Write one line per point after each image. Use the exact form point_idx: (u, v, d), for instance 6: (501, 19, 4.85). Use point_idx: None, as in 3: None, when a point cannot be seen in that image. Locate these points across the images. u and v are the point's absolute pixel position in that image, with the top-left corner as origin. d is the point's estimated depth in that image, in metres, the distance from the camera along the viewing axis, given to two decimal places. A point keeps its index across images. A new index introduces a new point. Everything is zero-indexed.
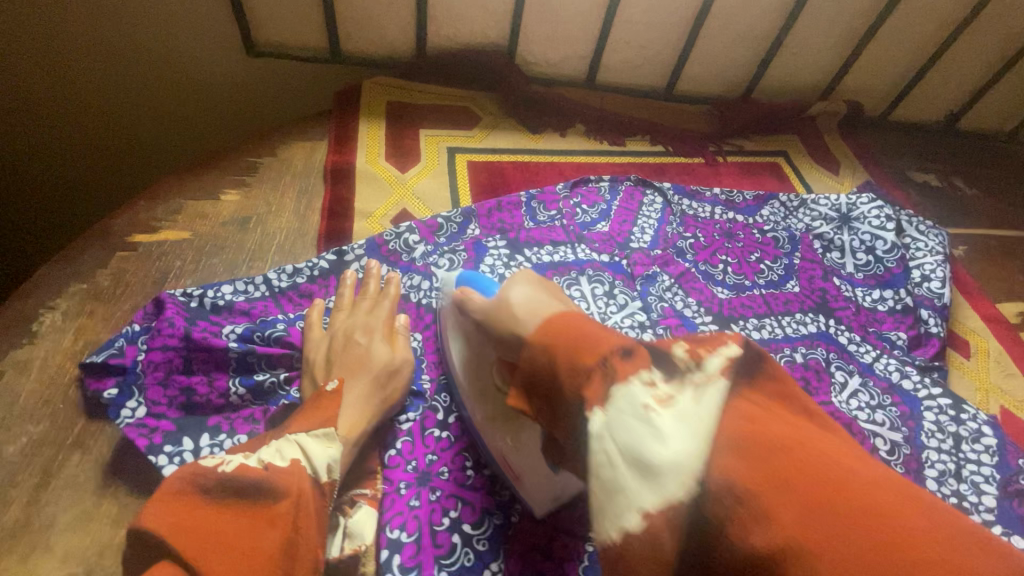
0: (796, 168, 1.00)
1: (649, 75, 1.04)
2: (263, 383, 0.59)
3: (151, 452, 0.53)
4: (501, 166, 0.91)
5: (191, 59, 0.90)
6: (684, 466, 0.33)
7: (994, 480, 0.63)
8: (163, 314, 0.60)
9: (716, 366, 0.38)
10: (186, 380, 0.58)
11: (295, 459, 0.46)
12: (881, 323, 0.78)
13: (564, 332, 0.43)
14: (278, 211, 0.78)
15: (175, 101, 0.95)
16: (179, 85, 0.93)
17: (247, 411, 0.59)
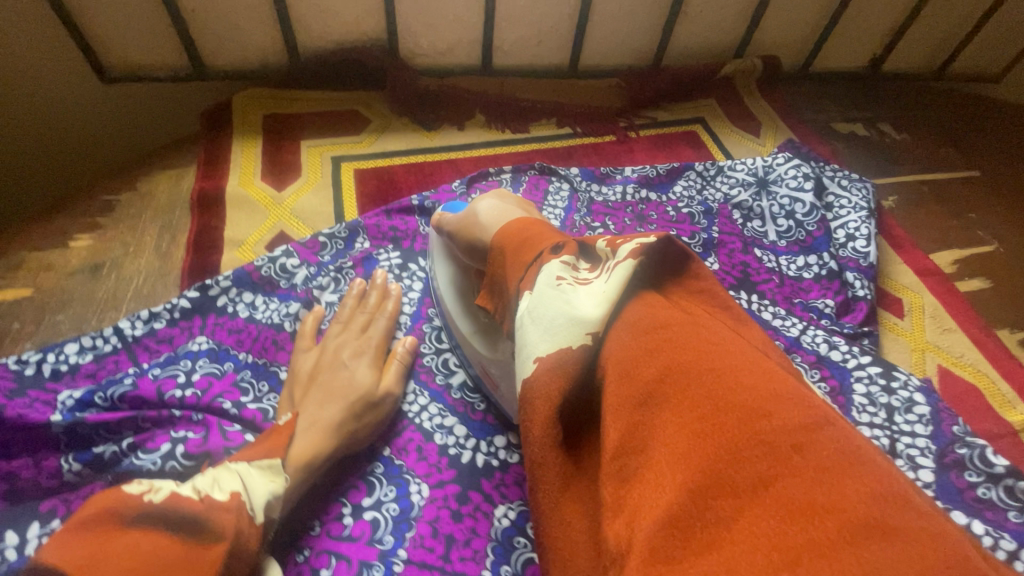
0: (714, 134, 0.94)
1: (549, 53, 0.97)
2: (101, 455, 0.52)
3: None
4: (392, 170, 0.84)
5: (33, 92, 0.81)
6: (580, 323, 0.37)
7: (930, 452, 0.58)
8: None
9: (626, 251, 0.40)
10: (7, 467, 0.50)
11: (236, 494, 0.41)
12: (808, 292, 0.73)
13: (524, 233, 0.48)
14: (136, 251, 0.70)
15: (24, 140, 0.85)
16: (24, 121, 0.83)
17: (86, 489, 0.51)
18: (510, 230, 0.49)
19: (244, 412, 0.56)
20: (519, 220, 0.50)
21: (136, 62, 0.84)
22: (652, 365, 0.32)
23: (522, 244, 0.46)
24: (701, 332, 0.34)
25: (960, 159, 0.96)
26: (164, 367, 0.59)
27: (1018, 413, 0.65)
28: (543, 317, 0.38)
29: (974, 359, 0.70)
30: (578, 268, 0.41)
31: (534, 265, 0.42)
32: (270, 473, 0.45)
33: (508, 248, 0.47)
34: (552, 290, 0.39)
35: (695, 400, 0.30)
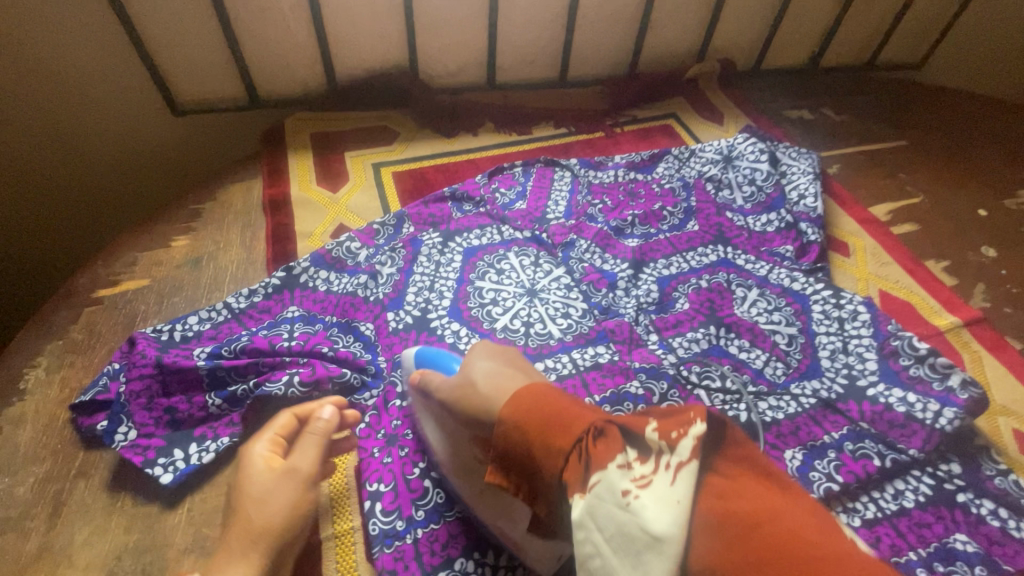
0: (686, 125, 1.13)
1: (542, 68, 1.15)
2: (236, 391, 0.66)
3: (147, 465, 0.61)
4: (423, 171, 1.00)
5: (125, 120, 0.99)
6: (663, 550, 0.38)
7: (873, 348, 0.75)
8: (136, 349, 0.68)
9: (687, 448, 0.43)
10: (167, 402, 0.65)
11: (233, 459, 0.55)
12: (772, 242, 0.90)
13: (549, 405, 0.45)
14: (225, 246, 0.86)
15: (115, 161, 1.03)
16: (116, 143, 1.01)
17: (227, 417, 0.66)
18: (521, 403, 0.46)
19: (340, 354, 0.71)
20: (526, 390, 0.48)
21: (203, 97, 1.01)
22: (741, 547, 0.36)
23: (548, 424, 0.44)
24: (760, 503, 0.38)
25: (890, 131, 1.16)
26: (269, 329, 0.74)
27: (944, 318, 0.82)
28: (630, 548, 0.39)
29: (907, 283, 0.87)
30: (633, 464, 0.43)
31: (587, 470, 0.42)
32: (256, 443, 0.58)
33: (536, 425, 0.44)
34: (625, 512, 0.40)
35: (784, 558, 0.34)
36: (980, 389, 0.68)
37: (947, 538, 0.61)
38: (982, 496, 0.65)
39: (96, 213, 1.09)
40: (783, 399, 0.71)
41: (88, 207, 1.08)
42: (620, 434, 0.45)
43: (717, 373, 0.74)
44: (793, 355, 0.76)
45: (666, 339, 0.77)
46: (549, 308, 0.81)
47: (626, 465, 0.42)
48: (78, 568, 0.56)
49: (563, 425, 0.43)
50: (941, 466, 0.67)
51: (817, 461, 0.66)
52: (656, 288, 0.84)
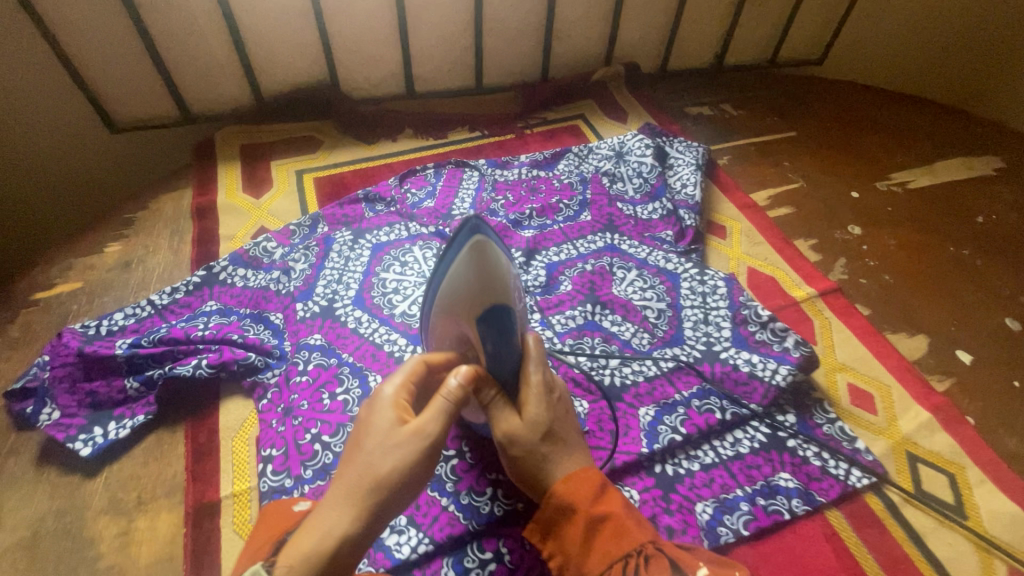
0: (592, 125, 1.22)
1: (458, 77, 1.24)
2: (150, 375, 0.74)
3: (68, 440, 0.70)
4: (343, 176, 1.09)
5: (58, 137, 1.05)
6: None
7: (728, 317, 0.84)
8: (62, 341, 0.76)
9: None
10: (88, 386, 0.74)
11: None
12: (655, 227, 1.00)
13: (607, 505, 0.54)
14: (154, 250, 0.95)
15: (48, 176, 1.09)
16: (49, 160, 1.07)
17: (143, 399, 0.74)
18: (579, 492, 0.54)
19: (247, 340, 0.79)
20: (586, 477, 0.56)
21: (137, 116, 1.09)
22: None
23: (608, 531, 0.53)
24: None
25: (782, 124, 1.25)
26: (187, 321, 0.83)
27: (802, 290, 0.91)
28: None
29: (774, 260, 0.96)
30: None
31: (626, 573, 0.51)
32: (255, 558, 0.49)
33: (599, 530, 0.53)
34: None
35: None
36: (810, 347, 0.77)
37: (773, 476, 0.70)
38: (811, 441, 0.73)
39: (34, 227, 1.15)
40: (645, 365, 0.80)
41: (24, 222, 1.13)
42: (670, 560, 0.51)
43: (588, 345, 0.82)
44: (660, 326, 0.86)
45: (547, 317, 0.86)
46: None
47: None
48: (6, 530, 0.65)
49: (619, 535, 0.52)
50: (777, 417, 0.75)
51: (667, 415, 0.75)
52: (544, 273, 0.92)
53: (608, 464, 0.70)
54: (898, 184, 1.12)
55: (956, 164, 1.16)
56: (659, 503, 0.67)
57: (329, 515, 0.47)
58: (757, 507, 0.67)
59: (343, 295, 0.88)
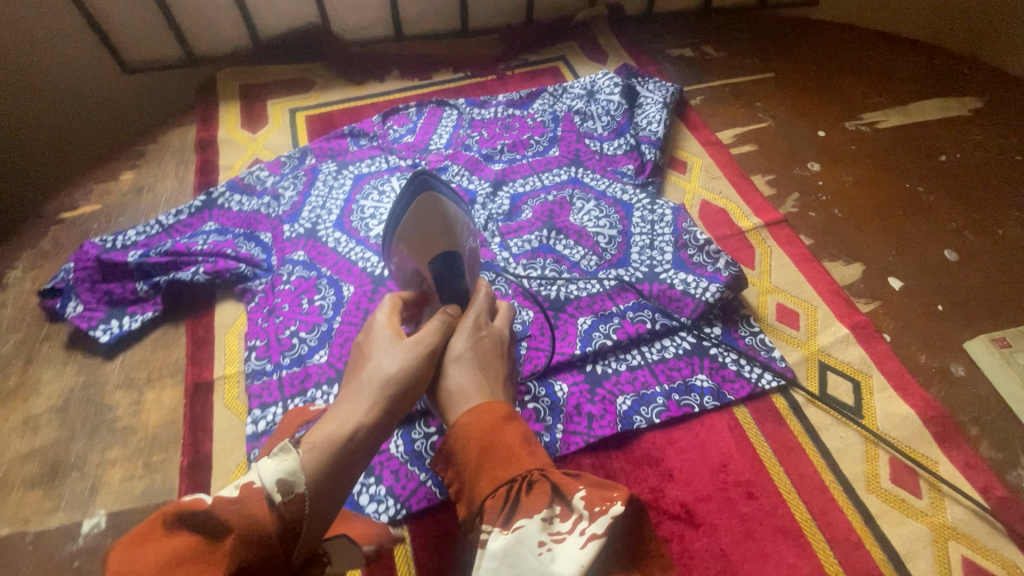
0: (571, 66, 1.26)
1: (444, 19, 1.30)
2: (157, 280, 0.86)
3: (90, 329, 0.83)
4: (332, 114, 1.18)
5: (79, 78, 1.17)
6: None
7: (672, 242, 0.91)
8: (84, 250, 0.89)
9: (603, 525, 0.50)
10: (106, 286, 0.86)
11: (247, 485, 0.46)
12: (617, 162, 1.06)
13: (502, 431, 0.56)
14: (162, 178, 1.06)
15: (72, 115, 1.21)
16: (71, 100, 1.19)
17: (152, 300, 0.87)
18: (473, 415, 0.58)
19: (239, 254, 0.91)
20: (486, 403, 0.59)
21: (146, 57, 1.19)
22: None
23: (497, 459, 0.54)
24: None
25: (761, 65, 1.27)
26: (189, 239, 0.94)
27: (749, 221, 0.97)
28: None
29: (728, 193, 1.02)
30: (552, 521, 0.51)
31: (507, 491, 0.52)
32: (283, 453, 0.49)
33: (488, 459, 0.55)
34: (535, 555, 0.49)
35: None
36: (738, 268, 0.85)
37: (690, 377, 0.79)
38: (731, 349, 0.82)
39: (59, 165, 1.26)
40: (590, 282, 0.89)
41: (50, 160, 1.25)
42: (551, 486, 0.53)
43: (540, 265, 0.91)
44: (609, 250, 0.93)
45: (506, 240, 0.95)
46: None
47: (547, 519, 0.50)
48: (44, 397, 0.79)
49: (507, 463, 0.54)
50: (704, 329, 0.84)
51: (603, 325, 0.84)
52: (508, 202, 1.00)
53: (543, 362, 0.80)
54: (867, 124, 1.14)
55: (930, 104, 1.17)
56: (585, 395, 0.78)
57: (347, 411, 0.54)
58: (671, 400, 0.77)
59: (325, 219, 0.98)
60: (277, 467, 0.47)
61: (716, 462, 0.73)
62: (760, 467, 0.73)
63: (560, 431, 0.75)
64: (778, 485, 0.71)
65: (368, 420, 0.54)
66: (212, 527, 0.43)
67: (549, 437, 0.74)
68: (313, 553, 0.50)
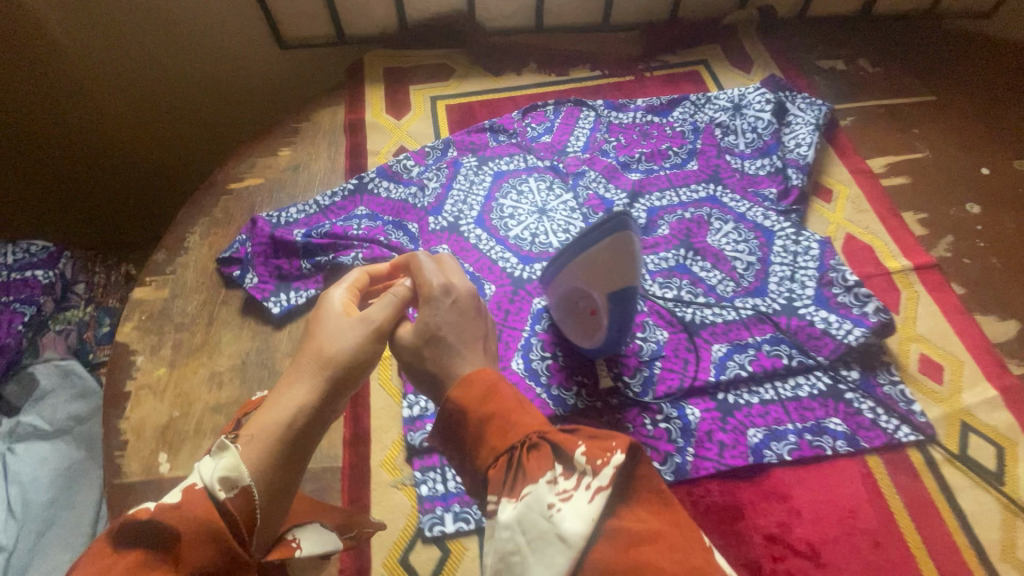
0: (713, 72, 1.23)
1: (586, 13, 1.28)
2: (320, 261, 0.95)
3: (264, 300, 0.93)
4: (471, 106, 1.21)
5: (238, 63, 1.26)
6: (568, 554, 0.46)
7: (815, 277, 0.90)
8: (256, 227, 0.98)
9: (606, 476, 0.49)
10: (276, 262, 0.96)
11: (188, 490, 0.51)
12: (759, 184, 1.04)
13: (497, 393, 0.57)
14: (316, 158, 1.13)
15: (232, 99, 1.31)
16: (231, 84, 1.29)
17: (314, 278, 0.95)
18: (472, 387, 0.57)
19: (390, 242, 0.98)
20: (481, 372, 0.59)
21: (301, 35, 1.25)
22: None
23: (494, 431, 0.54)
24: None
25: (922, 86, 1.19)
26: (344, 221, 1.01)
27: (897, 262, 0.94)
28: (542, 547, 0.48)
29: (876, 229, 0.98)
30: (557, 481, 0.51)
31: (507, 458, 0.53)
32: (222, 449, 0.53)
33: (485, 429, 0.55)
34: (548, 519, 0.49)
35: None
36: (889, 316, 0.83)
37: (824, 419, 0.80)
38: (868, 396, 0.81)
39: (221, 146, 1.39)
40: (725, 309, 0.90)
41: (215, 142, 1.38)
42: (551, 448, 0.53)
43: (675, 285, 0.93)
44: (747, 277, 0.93)
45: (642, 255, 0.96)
46: (553, 224, 1.02)
47: (551, 478, 0.51)
48: (224, 357, 0.90)
49: (504, 432, 0.54)
50: (840, 371, 0.84)
51: (738, 354, 0.85)
52: (645, 216, 1.01)
53: (677, 385, 0.83)
54: None
55: None
56: (717, 422, 0.80)
57: (291, 397, 0.57)
58: (803, 440, 0.78)
59: (468, 215, 1.03)
60: (217, 466, 0.52)
61: (844, 509, 0.74)
62: (890, 521, 0.74)
63: (690, 454, 0.78)
64: (909, 544, 0.72)
65: (312, 404, 0.57)
66: (156, 539, 0.47)
67: (679, 458, 0.77)
68: (269, 543, 0.56)
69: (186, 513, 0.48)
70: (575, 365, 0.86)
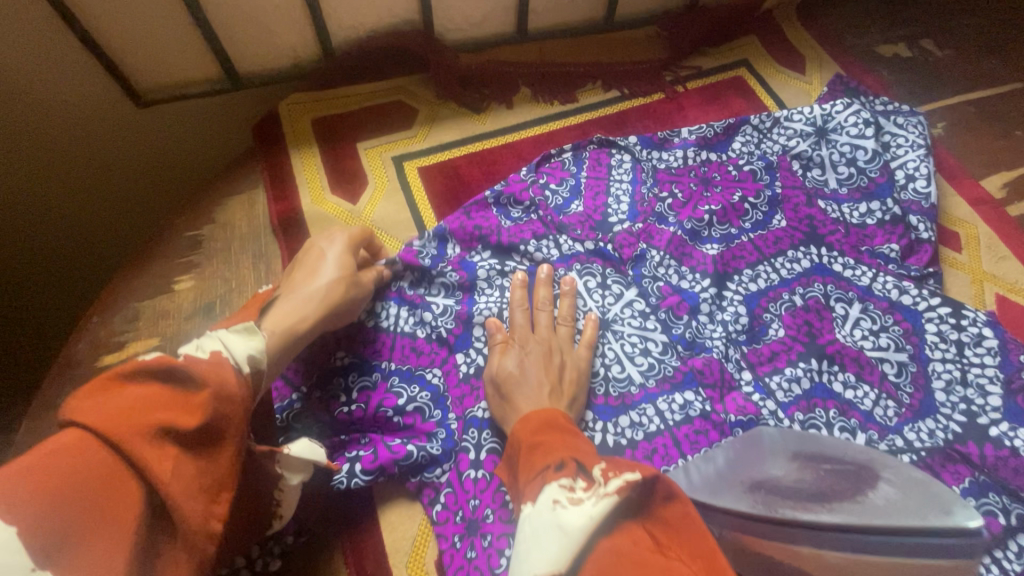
0: (761, 77, 0.93)
1: (585, 8, 0.93)
2: (291, 479, 0.61)
3: None
4: (454, 164, 0.84)
5: (66, 141, 0.81)
6: (565, 546, 0.38)
7: (999, 379, 0.66)
8: None
9: (615, 485, 0.41)
10: None
11: (214, 353, 0.45)
12: (873, 239, 0.77)
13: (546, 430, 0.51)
14: (240, 286, 0.73)
15: (85, 184, 0.87)
16: (72, 171, 0.85)
17: None
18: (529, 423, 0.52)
19: (404, 417, 0.64)
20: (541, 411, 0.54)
21: (170, 82, 0.82)
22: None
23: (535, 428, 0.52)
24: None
25: (1005, 70, 0.96)
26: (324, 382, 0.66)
27: None
28: (539, 541, 0.40)
29: None
30: (575, 486, 0.43)
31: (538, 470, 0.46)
32: (250, 334, 0.48)
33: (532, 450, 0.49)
34: (548, 514, 0.41)
35: None
36: None
37: None
38: None
39: (109, 245, 0.97)
40: (897, 447, 0.64)
41: (93, 248, 0.96)
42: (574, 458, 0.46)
43: (821, 420, 0.65)
44: (904, 388, 0.68)
45: (761, 378, 0.68)
46: (625, 345, 0.69)
47: (564, 485, 0.43)
48: None
49: (545, 448, 0.48)
50: None
51: None
52: (744, 310, 0.73)
53: None
54: None
55: None
56: None
57: (301, 308, 0.57)
58: None
59: None
60: (246, 344, 0.47)
61: None
62: None
63: None
64: None
65: (315, 322, 0.57)
66: (175, 377, 0.42)
67: None
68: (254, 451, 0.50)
69: (215, 383, 0.43)
70: None
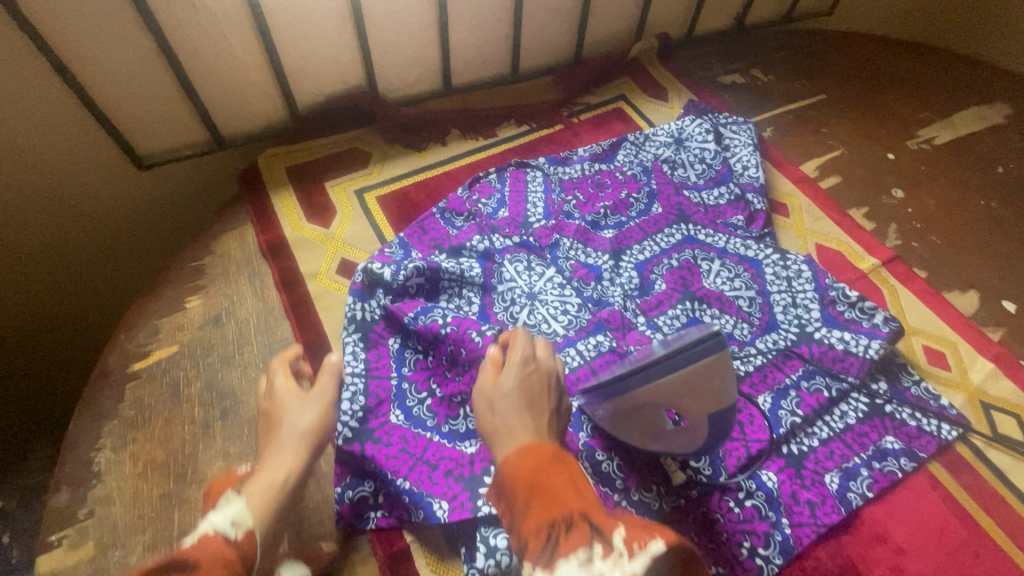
0: (635, 106, 1.22)
1: (494, 66, 1.19)
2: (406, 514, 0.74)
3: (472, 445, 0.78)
4: (405, 191, 1.06)
5: (94, 202, 1.01)
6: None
7: (816, 299, 0.91)
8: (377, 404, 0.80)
9: (641, 564, 0.44)
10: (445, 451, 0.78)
11: (223, 530, 0.58)
12: (725, 213, 1.04)
13: (530, 458, 0.55)
14: (239, 299, 0.91)
15: (93, 252, 1.09)
16: (107, 215, 1.04)
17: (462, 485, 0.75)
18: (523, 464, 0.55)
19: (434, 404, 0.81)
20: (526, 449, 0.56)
21: (164, 147, 1.01)
22: None
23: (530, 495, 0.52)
24: None
25: (811, 87, 1.28)
26: (404, 364, 0.84)
27: (867, 261, 0.99)
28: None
29: (837, 233, 1.04)
30: (592, 558, 0.44)
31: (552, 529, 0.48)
32: (233, 513, 0.60)
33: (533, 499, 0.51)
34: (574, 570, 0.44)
35: None
36: (896, 322, 0.87)
37: (881, 441, 0.81)
38: (903, 404, 0.84)
39: (116, 294, 1.19)
40: (751, 354, 0.87)
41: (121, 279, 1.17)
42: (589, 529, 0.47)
43: None
44: (755, 314, 0.92)
45: (652, 319, 0.91)
46: (549, 308, 0.90)
47: (584, 561, 0.44)
48: None
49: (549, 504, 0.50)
50: (872, 386, 0.85)
51: (784, 401, 0.83)
52: (636, 274, 0.97)
53: (745, 453, 0.78)
54: (926, 141, 1.18)
55: (969, 114, 1.22)
56: (796, 481, 0.77)
57: (300, 415, 0.72)
58: (875, 470, 0.79)
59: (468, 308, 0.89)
60: (227, 515, 0.59)
61: (934, 526, 0.76)
62: (971, 519, 0.77)
63: (788, 526, 0.74)
64: (994, 538, 0.76)
65: (295, 470, 0.68)
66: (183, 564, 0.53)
67: (780, 536, 0.73)
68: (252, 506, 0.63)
69: None
70: (640, 476, 0.76)
